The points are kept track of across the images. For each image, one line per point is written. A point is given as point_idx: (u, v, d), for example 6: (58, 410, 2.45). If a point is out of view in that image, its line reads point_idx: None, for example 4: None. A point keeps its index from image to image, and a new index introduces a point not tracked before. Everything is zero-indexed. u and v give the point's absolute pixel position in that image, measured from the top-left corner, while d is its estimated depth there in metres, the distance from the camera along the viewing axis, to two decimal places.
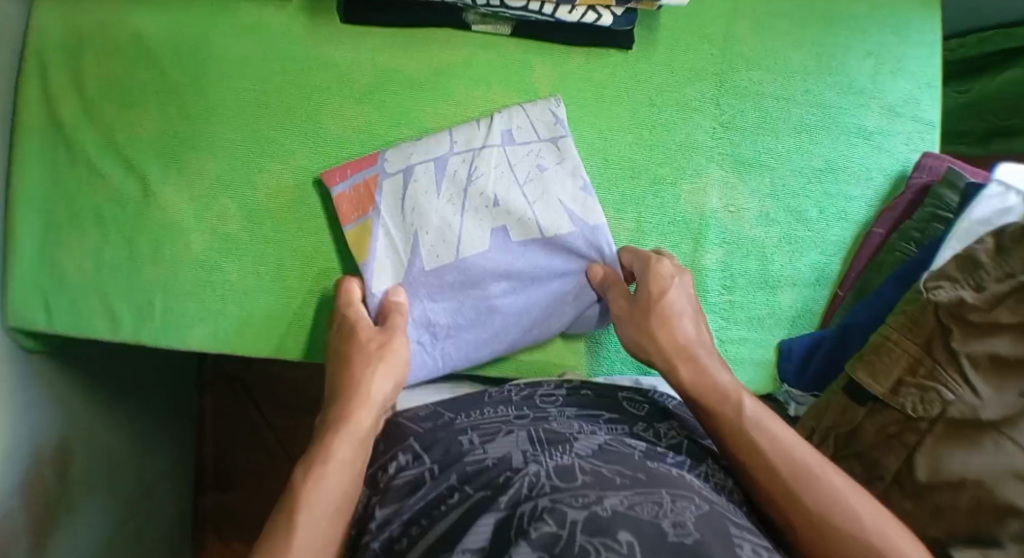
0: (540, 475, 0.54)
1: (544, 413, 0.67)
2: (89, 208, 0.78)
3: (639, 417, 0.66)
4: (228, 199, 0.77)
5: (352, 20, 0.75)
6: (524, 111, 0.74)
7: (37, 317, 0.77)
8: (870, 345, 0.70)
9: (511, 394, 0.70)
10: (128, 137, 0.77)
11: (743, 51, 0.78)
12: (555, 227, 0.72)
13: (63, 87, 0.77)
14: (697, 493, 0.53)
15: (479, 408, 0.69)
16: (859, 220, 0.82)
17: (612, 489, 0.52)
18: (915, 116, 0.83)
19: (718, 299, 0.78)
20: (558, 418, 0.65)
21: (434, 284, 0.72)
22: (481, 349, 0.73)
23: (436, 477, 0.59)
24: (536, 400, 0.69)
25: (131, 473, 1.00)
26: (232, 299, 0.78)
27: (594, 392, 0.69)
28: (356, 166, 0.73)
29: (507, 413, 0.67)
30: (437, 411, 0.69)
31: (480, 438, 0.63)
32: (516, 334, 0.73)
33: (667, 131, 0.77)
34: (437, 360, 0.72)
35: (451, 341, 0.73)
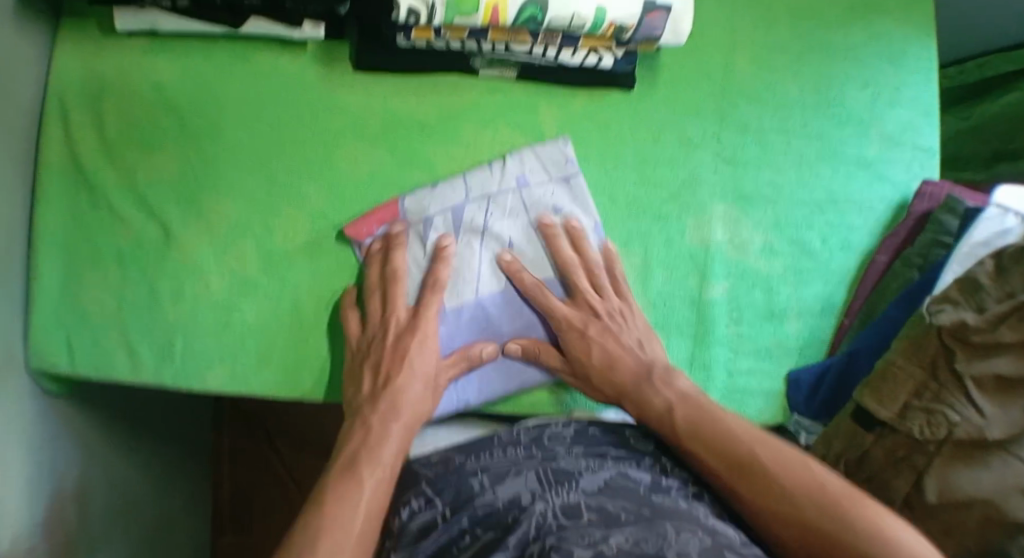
0: (547, 515, 0.56)
1: (552, 451, 0.67)
2: (112, 252, 0.80)
3: (648, 452, 0.68)
4: (246, 241, 0.80)
5: (362, 67, 0.78)
6: (533, 153, 0.77)
7: (61, 358, 0.79)
8: (875, 371, 0.70)
9: (519, 436, 0.70)
10: (148, 183, 0.80)
11: (742, 86, 0.81)
12: (568, 268, 0.76)
13: (87, 135, 0.80)
14: (702, 526, 0.55)
15: (488, 450, 0.68)
16: (863, 249, 0.84)
17: (617, 526, 0.54)
18: (915, 145, 0.85)
19: (725, 331, 0.79)
20: (566, 457, 0.65)
21: (453, 325, 0.75)
22: (497, 387, 0.75)
23: (449, 519, 0.60)
24: (544, 440, 0.69)
25: (149, 510, 1.01)
26: (250, 338, 0.80)
27: (602, 430, 0.70)
28: (378, 215, 0.76)
29: (517, 453, 0.67)
30: (448, 455, 0.69)
31: (490, 479, 0.63)
32: (532, 372, 0.76)
33: (670, 166, 0.79)
34: (456, 397, 0.75)
35: (469, 380, 0.75)
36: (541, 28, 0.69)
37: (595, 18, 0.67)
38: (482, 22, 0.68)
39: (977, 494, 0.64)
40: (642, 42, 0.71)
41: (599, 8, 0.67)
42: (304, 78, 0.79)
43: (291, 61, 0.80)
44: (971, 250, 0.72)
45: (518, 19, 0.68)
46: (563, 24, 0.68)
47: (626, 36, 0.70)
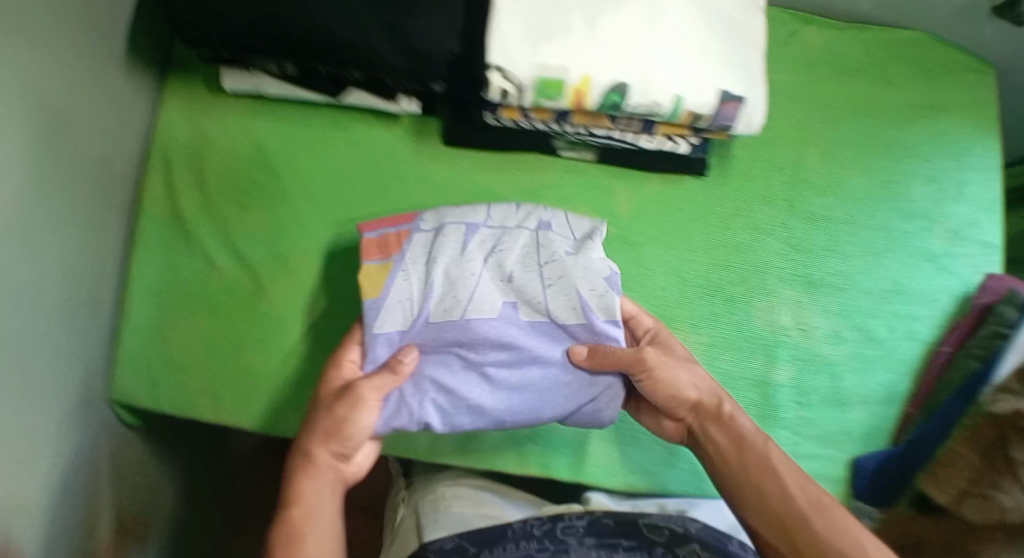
0: None
1: (564, 543, 0.74)
2: (201, 298, 0.85)
3: (659, 542, 0.73)
4: (327, 298, 0.84)
5: (450, 140, 0.83)
6: (566, 217, 0.75)
7: (141, 391, 0.84)
8: (935, 459, 0.68)
9: (532, 528, 0.76)
10: (243, 234, 0.85)
11: (809, 177, 0.83)
12: (565, 313, 0.71)
13: (188, 189, 0.86)
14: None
15: (501, 544, 0.75)
16: (927, 339, 0.85)
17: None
18: (978, 240, 0.87)
19: (790, 415, 0.81)
20: (576, 550, 0.72)
21: (430, 339, 0.70)
22: (456, 416, 0.70)
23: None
24: (557, 532, 0.75)
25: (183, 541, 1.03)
26: None
27: (614, 521, 0.76)
28: (392, 220, 0.74)
29: (529, 544, 0.74)
30: (460, 547, 0.76)
31: None
32: (506, 411, 0.71)
33: (740, 251, 0.81)
34: (413, 419, 0.68)
35: (434, 409, 0.69)
36: (620, 113, 0.72)
37: (672, 106, 0.70)
38: (566, 105, 0.71)
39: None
40: (716, 130, 0.74)
41: (677, 96, 0.69)
42: (394, 149, 0.84)
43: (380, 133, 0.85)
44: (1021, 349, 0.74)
45: (600, 104, 0.70)
46: (643, 111, 0.71)
47: (701, 125, 0.73)
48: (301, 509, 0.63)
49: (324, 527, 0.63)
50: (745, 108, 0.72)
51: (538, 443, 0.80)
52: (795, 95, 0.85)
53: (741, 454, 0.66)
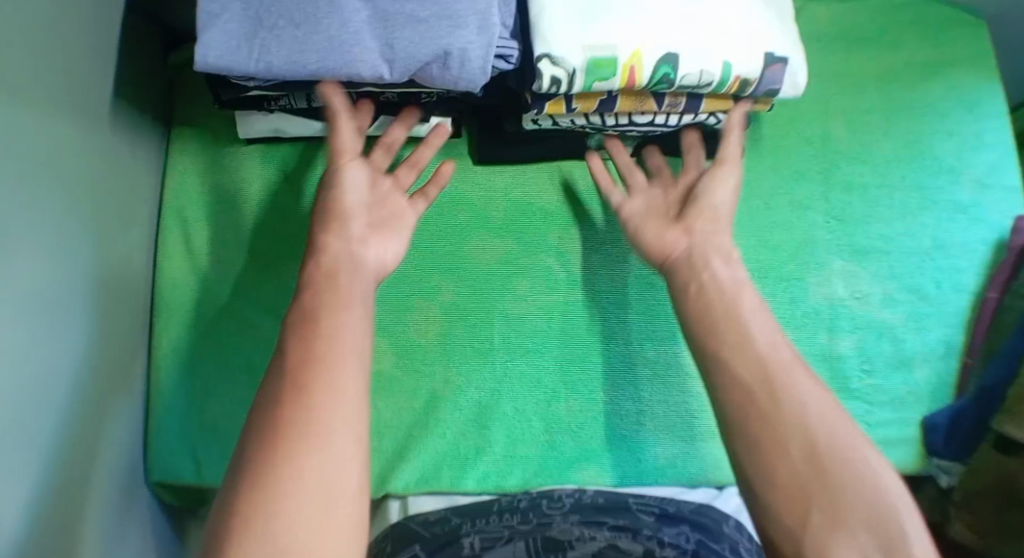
0: None
1: (549, 519, 0.73)
2: (241, 357, 0.83)
3: (647, 524, 0.73)
4: (381, 338, 0.80)
5: (483, 156, 0.81)
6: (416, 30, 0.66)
7: (185, 468, 0.83)
8: (1012, 399, 0.74)
9: (519, 500, 0.77)
10: (278, 286, 0.84)
11: (838, 147, 0.85)
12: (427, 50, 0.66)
13: (212, 243, 0.85)
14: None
15: (486, 515, 0.75)
16: (972, 289, 0.86)
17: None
18: (1003, 185, 0.89)
19: (860, 384, 0.80)
20: (560, 525, 0.72)
21: (288, 27, 0.65)
22: (305, 57, 0.66)
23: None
24: (543, 506, 0.75)
25: None
26: (386, 434, 0.79)
27: (604, 497, 0.76)
28: None
29: (513, 519, 0.74)
30: (446, 515, 0.76)
31: (480, 546, 0.70)
32: (354, 37, 0.66)
33: (786, 229, 0.81)
34: (285, 51, 0.66)
35: (297, 41, 0.65)
36: (671, 88, 0.71)
37: (722, 72, 0.70)
38: (618, 85, 0.70)
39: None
40: (761, 97, 0.74)
41: (726, 62, 0.70)
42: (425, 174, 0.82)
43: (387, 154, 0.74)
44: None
45: (652, 80, 0.70)
46: (692, 82, 0.70)
47: (748, 91, 0.73)
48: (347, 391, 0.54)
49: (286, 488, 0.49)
50: (790, 67, 0.72)
51: (616, 450, 0.78)
52: (824, 70, 0.88)
53: (812, 459, 0.53)
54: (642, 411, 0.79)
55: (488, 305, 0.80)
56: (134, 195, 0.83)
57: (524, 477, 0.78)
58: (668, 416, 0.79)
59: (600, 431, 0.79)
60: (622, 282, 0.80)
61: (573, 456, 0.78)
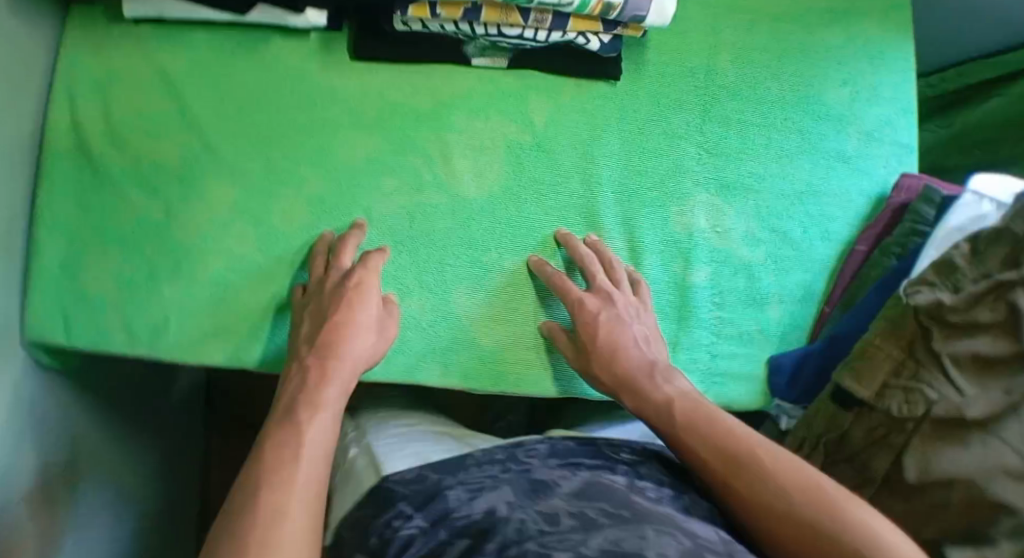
0: (524, 520, 0.62)
1: (527, 464, 0.74)
2: (113, 231, 0.83)
3: (621, 461, 0.76)
4: (245, 223, 0.81)
5: (359, 53, 0.81)
6: None
7: (57, 331, 0.82)
8: (854, 354, 0.76)
9: (495, 453, 0.78)
10: (154, 164, 0.83)
11: (724, 82, 0.85)
12: None
13: (91, 115, 0.84)
14: (681, 528, 0.61)
15: (464, 469, 0.74)
16: (842, 239, 0.86)
17: (596, 529, 0.60)
18: (893, 140, 0.88)
19: (708, 315, 0.82)
20: (540, 467, 0.73)
21: None
22: None
23: (427, 534, 0.64)
24: (519, 455, 0.76)
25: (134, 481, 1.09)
26: (244, 316, 0.82)
27: (575, 442, 0.80)
28: None
29: (493, 469, 0.74)
30: (422, 472, 0.74)
31: (467, 493, 0.68)
32: None
33: (655, 156, 0.82)
34: None
35: None
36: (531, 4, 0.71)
37: None
38: None
39: (957, 474, 0.67)
40: (630, 23, 0.75)
41: None
42: (301, 67, 0.82)
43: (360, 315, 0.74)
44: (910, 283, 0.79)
45: None
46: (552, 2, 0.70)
47: (614, 16, 0.73)
48: (304, 472, 0.62)
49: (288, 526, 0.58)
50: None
51: (463, 353, 0.80)
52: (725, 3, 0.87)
53: (791, 519, 0.62)
54: (493, 317, 0.80)
55: (352, 202, 0.80)
56: (29, 63, 0.81)
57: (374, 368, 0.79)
58: (518, 324, 0.81)
59: (450, 333, 0.80)
60: (487, 191, 0.80)
61: (423, 350, 0.80)
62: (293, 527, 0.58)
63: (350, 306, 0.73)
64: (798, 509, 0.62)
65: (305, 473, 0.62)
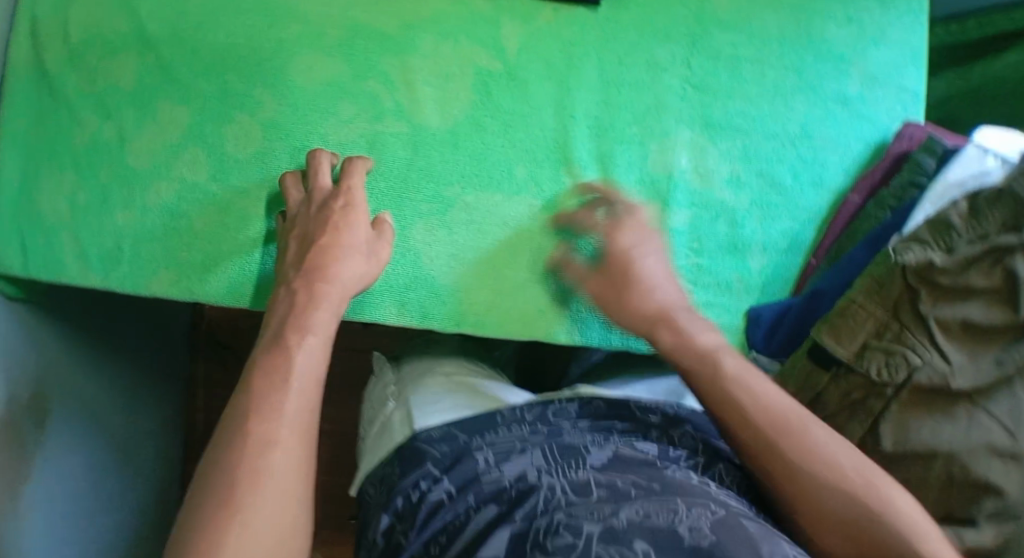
0: (555, 491, 0.62)
1: (557, 427, 0.74)
2: (66, 154, 0.80)
3: (652, 426, 0.75)
4: (197, 148, 0.78)
5: None
6: None
7: (11, 255, 0.80)
8: (837, 309, 0.71)
9: (524, 413, 0.76)
10: (108, 85, 0.80)
11: (715, 13, 0.79)
12: None
13: (50, 35, 0.81)
14: (715, 501, 0.61)
15: (493, 428, 0.74)
16: (836, 187, 0.79)
17: (628, 501, 0.59)
18: (898, 85, 0.81)
19: (684, 262, 0.76)
20: (570, 431, 0.73)
21: None
22: None
23: (454, 499, 0.67)
24: (548, 415, 0.76)
25: (113, 424, 1.07)
26: (197, 247, 0.78)
27: (605, 403, 0.78)
28: None
29: (521, 429, 0.74)
30: (451, 432, 0.74)
31: (496, 456, 0.70)
32: None
33: (635, 90, 0.76)
34: None
35: None
36: None
37: None
38: None
39: (938, 449, 0.64)
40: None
41: None
42: None
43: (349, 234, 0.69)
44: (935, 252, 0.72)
45: None
46: None
47: None
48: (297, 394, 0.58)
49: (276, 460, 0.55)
50: None
51: (418, 290, 0.75)
52: None
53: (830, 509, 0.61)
54: (452, 254, 0.75)
55: (310, 129, 0.76)
56: None
57: None
58: (478, 261, 0.75)
59: (408, 267, 0.75)
60: (451, 121, 0.76)
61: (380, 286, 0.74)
62: (291, 462, 0.55)
63: (337, 226, 0.69)
64: (834, 498, 0.61)
65: (306, 400, 0.59)
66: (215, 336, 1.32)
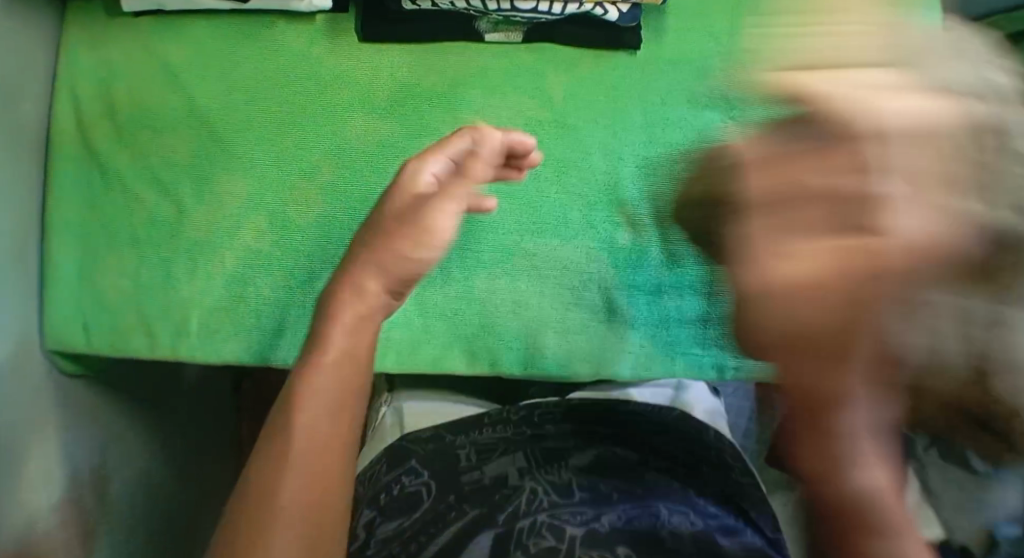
0: (537, 492, 0.63)
1: (541, 428, 0.73)
2: (124, 230, 0.81)
3: (634, 430, 0.73)
4: (260, 216, 0.80)
5: (370, 37, 0.80)
6: None
7: (78, 334, 0.81)
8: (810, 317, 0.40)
9: (510, 413, 0.76)
10: (161, 158, 0.81)
11: (748, 46, 0.82)
12: None
13: (96, 112, 0.82)
14: (690, 506, 0.63)
15: (480, 428, 0.76)
16: None
17: (607, 506, 0.62)
18: None
19: None
20: (554, 435, 0.72)
21: None
22: None
23: (435, 496, 0.68)
24: (535, 416, 0.74)
25: (170, 486, 1.07)
26: (265, 312, 0.80)
27: (585, 401, 0.76)
28: None
29: (507, 429, 0.74)
30: (440, 432, 0.76)
31: (478, 454, 0.72)
32: None
33: (679, 127, 0.79)
34: None
35: None
36: None
37: None
38: None
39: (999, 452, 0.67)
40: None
41: None
42: (310, 50, 0.81)
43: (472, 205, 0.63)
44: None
45: None
46: None
47: None
48: (302, 445, 0.53)
49: (280, 509, 0.51)
50: None
51: (491, 337, 0.78)
52: None
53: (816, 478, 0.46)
54: (519, 302, 0.78)
55: (371, 190, 0.79)
56: (30, 62, 0.79)
57: (400, 361, 0.77)
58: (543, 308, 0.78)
59: (475, 318, 0.78)
60: None
61: (454, 336, 0.78)
62: (298, 511, 0.52)
63: None
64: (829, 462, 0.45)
65: (312, 459, 0.53)
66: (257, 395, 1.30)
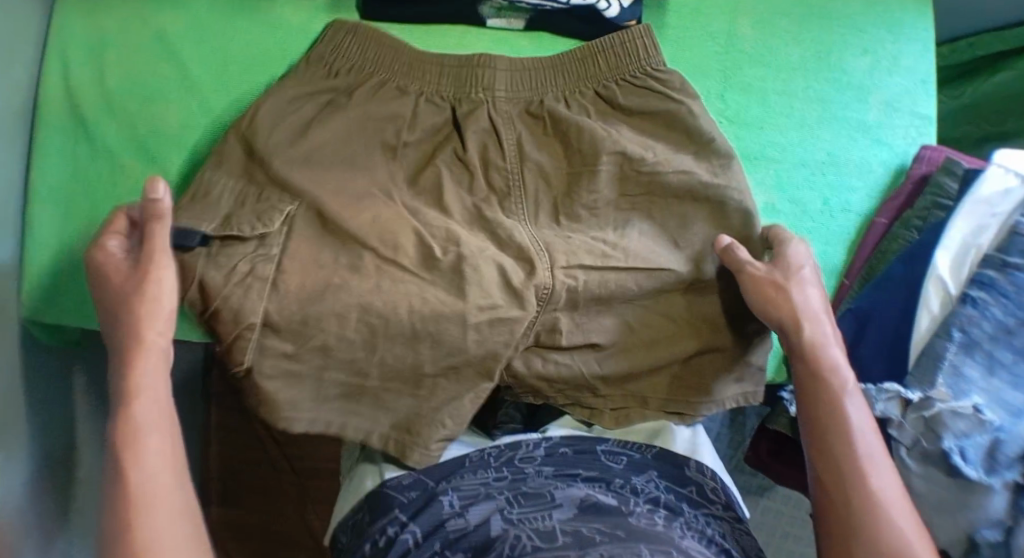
0: (520, 537, 0.59)
1: (522, 473, 0.70)
2: (109, 203, 0.79)
3: (616, 473, 0.70)
4: None
5: (371, 15, 0.79)
6: None
7: (55, 305, 0.78)
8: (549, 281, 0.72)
9: (489, 456, 0.73)
10: (151, 129, 0.80)
11: (743, 48, 0.83)
12: None
13: (86, 78, 0.80)
14: (676, 546, 0.58)
15: (458, 472, 0.71)
16: (863, 211, 0.83)
17: (591, 547, 0.56)
18: (913, 111, 0.85)
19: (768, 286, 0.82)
20: (535, 479, 0.69)
21: None
22: None
23: (420, 545, 0.63)
24: (515, 461, 0.72)
25: None
26: None
27: (571, 450, 0.73)
28: None
29: (487, 475, 0.71)
30: (420, 479, 0.70)
31: (461, 502, 0.67)
32: None
33: None
34: None
35: None
36: None
37: None
38: None
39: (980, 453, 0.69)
40: None
41: None
42: (308, 27, 0.81)
43: (606, 208, 0.75)
44: (967, 247, 0.77)
45: None
46: None
47: None
48: (146, 415, 0.58)
49: (144, 490, 0.55)
50: None
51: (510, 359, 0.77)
52: None
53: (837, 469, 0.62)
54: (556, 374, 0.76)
55: None
56: (22, 24, 0.77)
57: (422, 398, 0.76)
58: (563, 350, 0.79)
59: None
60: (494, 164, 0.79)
61: None
62: (174, 519, 0.55)
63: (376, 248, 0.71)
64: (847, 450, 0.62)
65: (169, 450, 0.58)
66: (227, 382, 1.21)
